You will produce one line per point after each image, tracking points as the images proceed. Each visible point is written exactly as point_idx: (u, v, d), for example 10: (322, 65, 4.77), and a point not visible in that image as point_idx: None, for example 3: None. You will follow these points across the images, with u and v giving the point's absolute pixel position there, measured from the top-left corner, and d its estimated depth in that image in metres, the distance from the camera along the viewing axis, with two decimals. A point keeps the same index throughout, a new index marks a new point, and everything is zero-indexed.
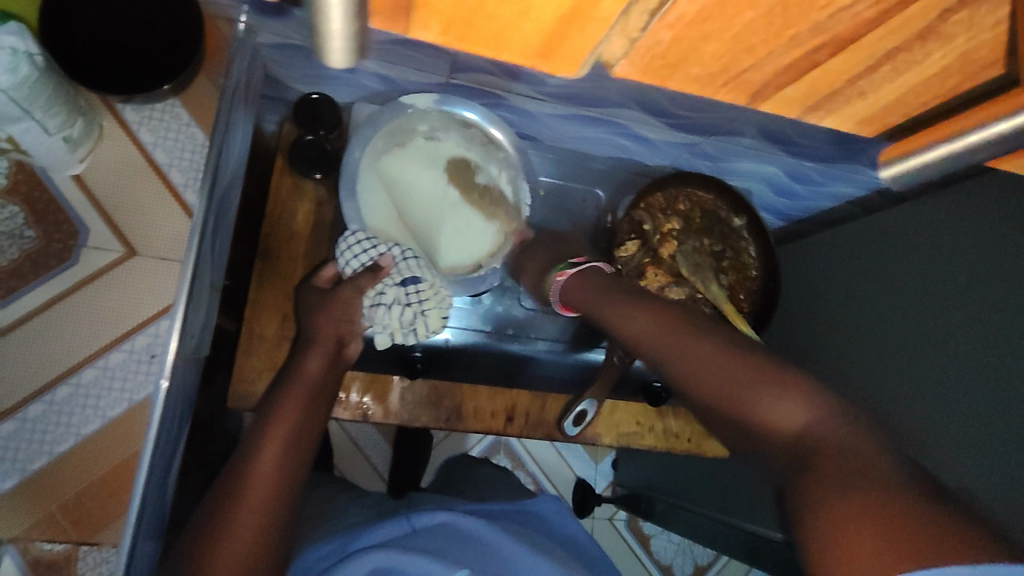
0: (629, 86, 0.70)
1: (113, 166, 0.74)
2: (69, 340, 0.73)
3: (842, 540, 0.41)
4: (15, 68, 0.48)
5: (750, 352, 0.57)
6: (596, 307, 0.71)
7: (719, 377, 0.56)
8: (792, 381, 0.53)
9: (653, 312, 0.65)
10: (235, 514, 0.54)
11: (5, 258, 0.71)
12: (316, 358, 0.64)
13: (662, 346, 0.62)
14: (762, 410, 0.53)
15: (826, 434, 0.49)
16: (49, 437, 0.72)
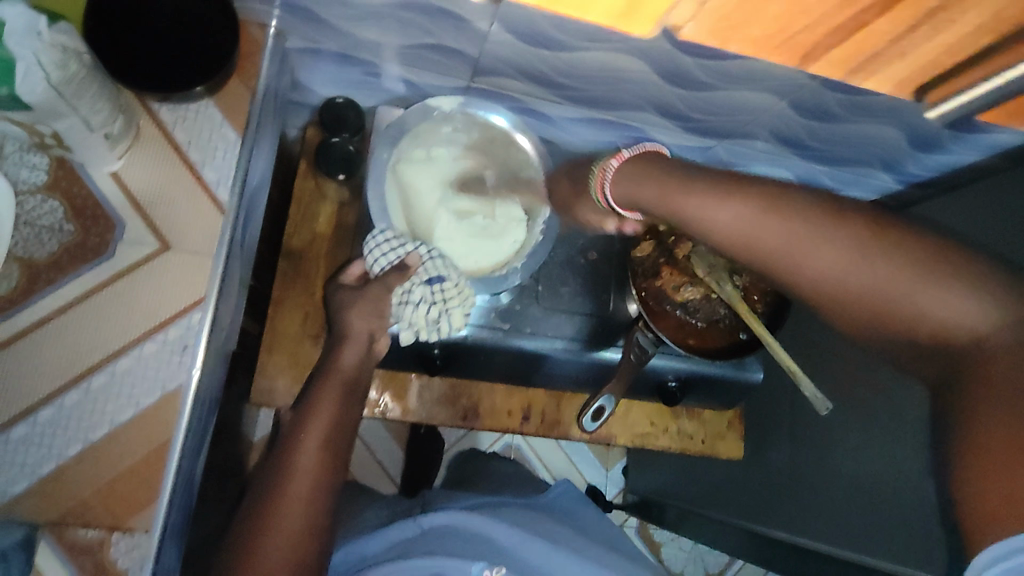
0: (648, 90, 0.73)
1: (146, 157, 0.65)
2: (81, 347, 0.61)
3: (1002, 491, 0.44)
4: (66, 65, 0.49)
5: (894, 242, 0.51)
6: (637, 173, 0.62)
7: (844, 269, 0.52)
8: (947, 273, 0.50)
9: (743, 199, 0.54)
10: (282, 502, 0.57)
11: (45, 251, 0.61)
12: (350, 352, 0.65)
13: (743, 226, 0.54)
14: (906, 305, 0.51)
15: (1010, 348, 0.47)
16: (43, 451, 0.60)
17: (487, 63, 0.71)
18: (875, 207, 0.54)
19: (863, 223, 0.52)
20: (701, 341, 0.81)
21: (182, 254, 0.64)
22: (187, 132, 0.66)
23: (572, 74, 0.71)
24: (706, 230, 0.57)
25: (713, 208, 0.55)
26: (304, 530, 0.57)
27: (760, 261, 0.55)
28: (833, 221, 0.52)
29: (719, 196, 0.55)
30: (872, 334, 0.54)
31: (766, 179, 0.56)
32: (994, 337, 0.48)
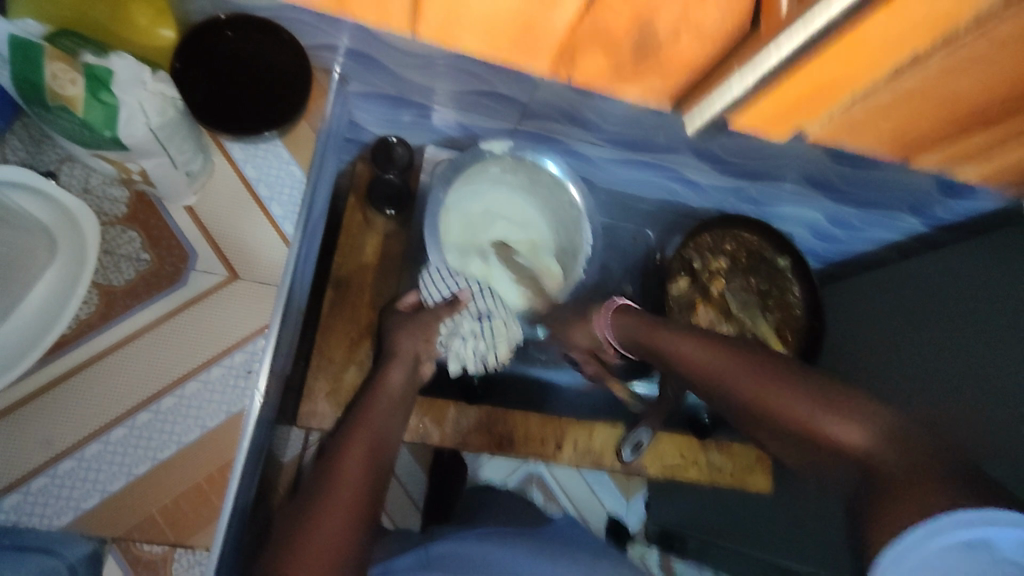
0: (687, 135, 0.77)
1: (218, 196, 0.66)
2: (149, 366, 0.62)
3: (885, 526, 0.46)
4: (165, 112, 0.53)
5: (811, 376, 0.59)
6: (650, 344, 0.72)
7: (777, 398, 0.59)
8: (849, 410, 0.55)
9: (715, 349, 0.65)
10: (326, 508, 0.60)
11: (123, 278, 0.63)
12: (397, 372, 0.69)
13: (727, 369, 0.63)
14: (821, 433, 0.55)
15: (893, 458, 0.51)
16: (112, 469, 0.59)
17: (535, 108, 0.75)
18: (793, 360, 0.63)
19: (820, 380, 0.58)
20: None
21: (256, 281, 0.66)
22: (259, 170, 0.68)
23: (613, 120, 0.75)
24: (692, 365, 0.66)
25: (695, 353, 0.66)
26: (344, 534, 0.59)
27: (717, 389, 0.64)
28: (783, 379, 0.59)
29: (698, 343, 0.67)
30: (789, 445, 0.59)
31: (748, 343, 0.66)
32: (879, 460, 0.51)
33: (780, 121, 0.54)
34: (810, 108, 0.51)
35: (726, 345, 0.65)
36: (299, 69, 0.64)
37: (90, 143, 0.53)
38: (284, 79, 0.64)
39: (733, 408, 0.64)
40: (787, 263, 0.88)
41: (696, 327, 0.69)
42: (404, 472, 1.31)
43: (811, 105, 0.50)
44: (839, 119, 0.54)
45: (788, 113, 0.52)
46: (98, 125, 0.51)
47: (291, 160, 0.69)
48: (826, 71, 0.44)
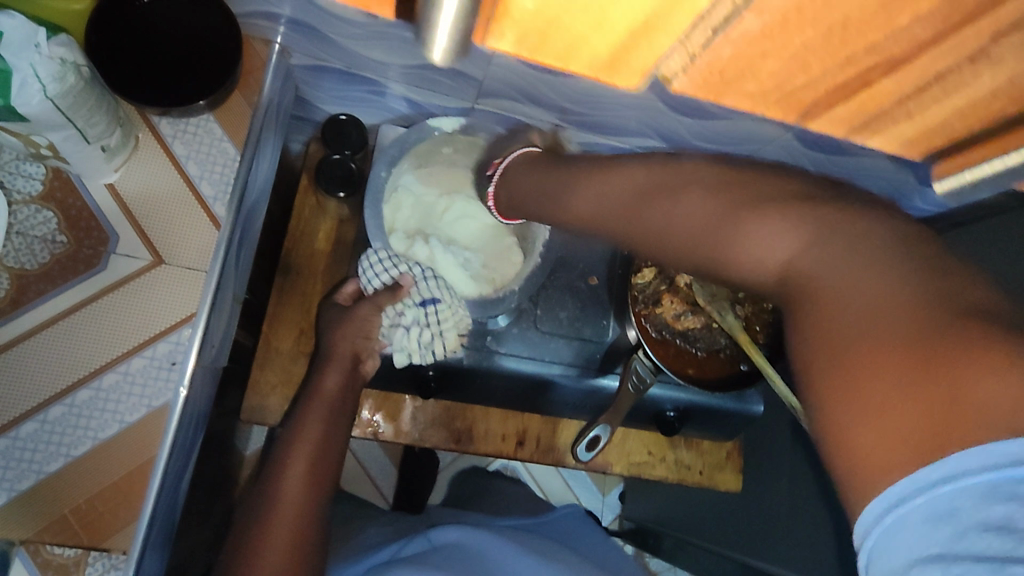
0: (652, 117, 0.73)
1: (142, 175, 0.63)
2: (62, 357, 0.58)
3: (863, 443, 0.30)
4: (64, 77, 0.49)
5: (701, 163, 0.44)
6: (556, 209, 0.55)
7: (686, 210, 0.42)
8: (769, 207, 0.38)
9: (625, 170, 0.49)
10: (267, 536, 0.57)
11: (37, 262, 0.59)
12: (333, 376, 0.66)
13: (639, 226, 0.46)
14: (727, 248, 0.39)
15: (810, 251, 0.35)
16: (22, 466, 0.55)
17: (490, 85, 0.71)
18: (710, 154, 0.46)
19: (710, 176, 0.42)
20: (700, 371, 0.80)
21: (183, 266, 0.62)
22: (187, 147, 0.64)
23: (577, 102, 0.71)
24: (608, 209, 0.49)
25: (597, 188, 0.50)
26: (291, 557, 0.57)
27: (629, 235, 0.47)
28: (680, 168, 0.44)
29: (597, 179, 0.51)
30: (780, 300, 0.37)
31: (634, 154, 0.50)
32: (803, 263, 0.35)
33: (622, 57, 0.42)
34: (643, 46, 0.41)
35: (605, 168, 0.51)
36: (227, 26, 0.59)
37: None
38: (213, 44, 0.60)
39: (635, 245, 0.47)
40: None
41: (593, 161, 0.54)
42: (373, 465, 1.28)
43: (650, 33, 0.39)
44: (703, 57, 0.44)
45: (618, 56, 0.42)
46: None
47: (224, 137, 0.65)
48: (576, 28, 0.38)
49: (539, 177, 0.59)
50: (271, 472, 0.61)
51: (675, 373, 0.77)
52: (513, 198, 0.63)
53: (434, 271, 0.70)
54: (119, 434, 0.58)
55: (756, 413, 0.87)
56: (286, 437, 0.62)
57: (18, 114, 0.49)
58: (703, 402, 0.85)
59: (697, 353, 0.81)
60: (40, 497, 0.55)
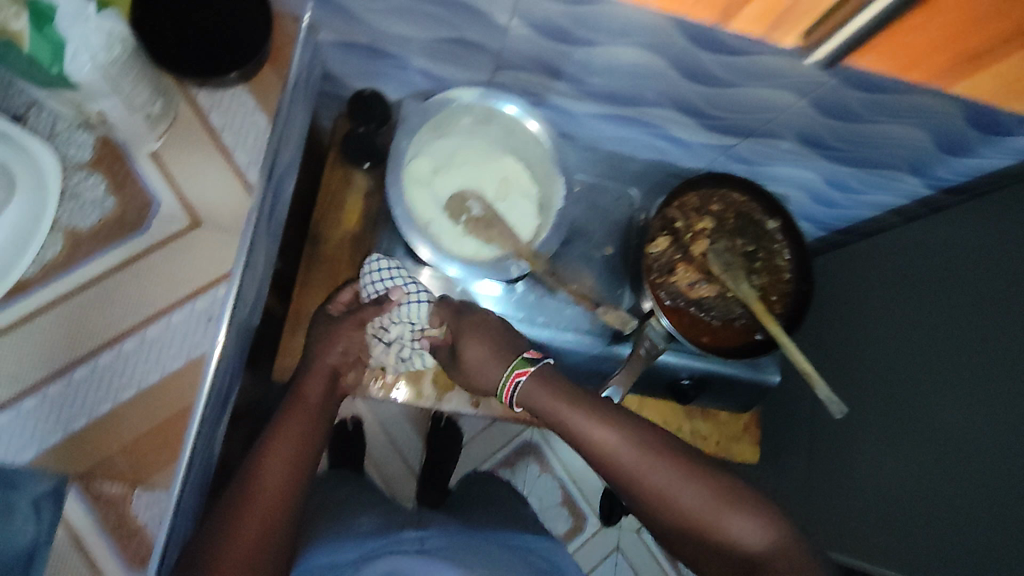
0: (665, 85, 0.74)
1: (180, 144, 0.67)
2: (111, 309, 0.64)
3: None
4: (111, 47, 0.53)
5: (713, 475, 0.61)
6: (531, 399, 0.66)
7: (680, 493, 0.60)
8: (754, 508, 0.60)
9: (620, 426, 0.62)
10: (241, 523, 0.59)
11: (88, 222, 0.64)
12: (314, 383, 0.71)
13: (631, 466, 0.61)
14: (720, 533, 0.60)
15: (783, 556, 0.58)
16: (79, 403, 0.63)
17: (508, 57, 0.74)
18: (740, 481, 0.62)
19: (724, 482, 0.61)
20: (715, 339, 0.81)
21: (217, 231, 0.67)
22: (223, 117, 0.68)
23: (593, 71, 0.73)
24: (599, 450, 0.62)
25: (596, 431, 0.62)
26: (259, 536, 0.59)
27: (611, 467, 0.62)
28: (707, 472, 0.61)
29: (593, 419, 0.62)
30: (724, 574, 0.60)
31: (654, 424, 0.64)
32: (776, 556, 0.58)
33: None
34: None
35: (615, 411, 0.63)
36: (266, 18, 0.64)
37: (43, 81, 0.54)
38: (250, 31, 0.64)
39: (611, 480, 0.63)
40: (776, 226, 0.84)
41: (595, 398, 0.64)
42: (399, 436, 1.32)
43: None
44: None
45: None
46: (46, 60, 0.51)
47: (256, 109, 0.70)
48: None
49: (485, 338, 0.71)
50: (249, 462, 0.63)
51: (690, 341, 0.78)
52: (523, 396, 0.67)
53: (440, 244, 0.72)
54: (161, 379, 0.64)
55: (773, 383, 0.87)
56: (272, 429, 0.66)
57: (71, 80, 0.54)
58: (717, 370, 0.85)
59: (712, 322, 0.82)
60: (98, 435, 0.63)
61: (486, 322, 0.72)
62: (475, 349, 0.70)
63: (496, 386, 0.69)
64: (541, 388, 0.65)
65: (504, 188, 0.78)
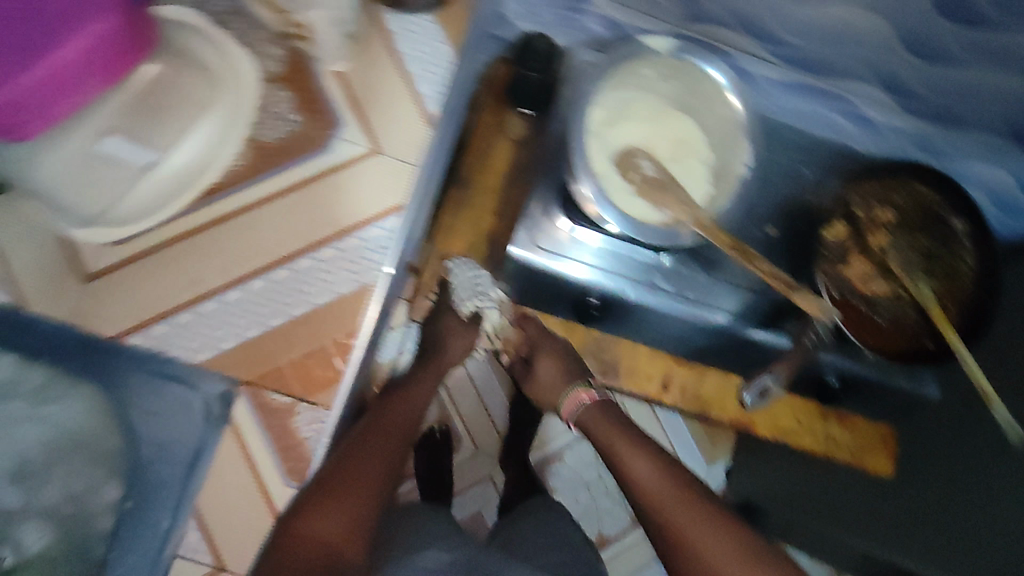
0: (874, 55, 0.68)
1: (366, 59, 0.65)
2: (291, 230, 0.63)
3: None
4: None
5: (748, 540, 0.61)
6: (590, 425, 0.74)
7: (714, 550, 0.60)
8: None
9: (657, 459, 0.67)
10: (335, 509, 0.56)
11: (276, 136, 0.63)
12: (456, 354, 0.82)
13: (667, 505, 0.64)
14: None
15: None
16: (247, 316, 0.61)
17: (706, 7, 0.69)
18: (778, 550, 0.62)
19: (758, 544, 0.61)
20: (878, 341, 0.75)
21: (395, 156, 0.65)
22: (410, 45, 0.66)
23: (797, 31, 0.68)
24: (641, 487, 0.66)
25: (642, 466, 0.67)
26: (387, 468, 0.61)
27: (652, 514, 0.64)
28: (737, 532, 0.61)
29: (641, 453, 0.68)
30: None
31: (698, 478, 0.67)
32: None
33: None
34: None
35: (660, 450, 0.69)
36: None
37: None
38: None
39: (648, 530, 0.65)
40: (963, 226, 0.75)
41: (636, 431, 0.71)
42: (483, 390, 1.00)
43: None
44: None
45: None
46: None
47: (443, 39, 0.67)
48: None
49: (554, 355, 0.80)
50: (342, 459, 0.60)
51: (856, 337, 0.73)
52: (583, 418, 0.75)
53: (602, 191, 0.68)
54: (332, 304, 0.63)
55: (932, 397, 0.81)
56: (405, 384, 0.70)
57: None
58: (871, 374, 0.80)
59: (880, 322, 0.76)
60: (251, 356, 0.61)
61: (553, 339, 0.81)
62: (545, 368, 0.79)
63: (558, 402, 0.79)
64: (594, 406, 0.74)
65: (679, 147, 0.73)
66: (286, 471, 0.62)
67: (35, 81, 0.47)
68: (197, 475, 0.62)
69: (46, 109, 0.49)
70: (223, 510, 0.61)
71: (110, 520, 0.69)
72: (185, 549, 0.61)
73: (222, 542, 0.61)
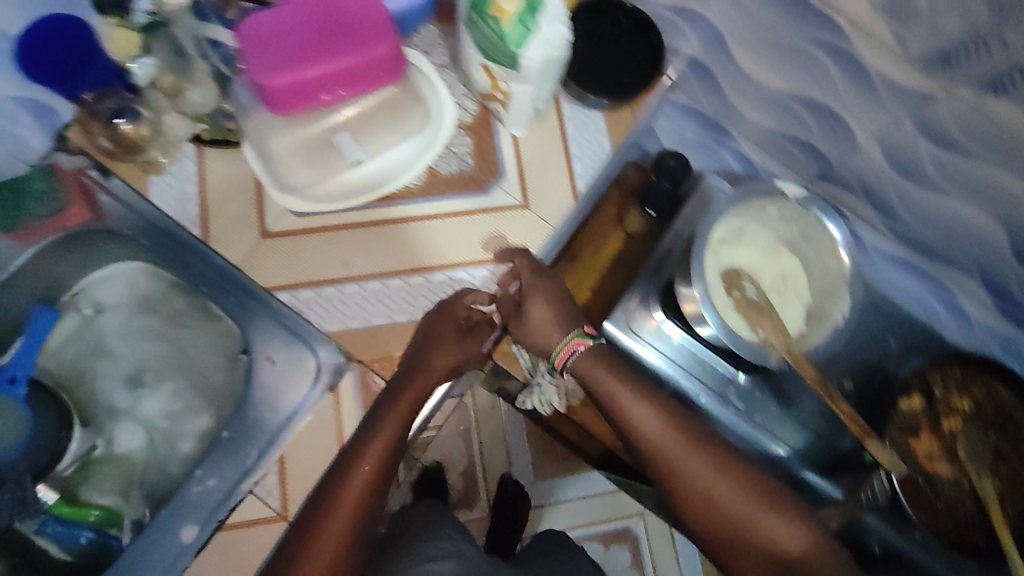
0: (980, 254, 0.74)
1: (537, 134, 0.77)
2: (438, 247, 0.73)
3: None
4: (559, 51, 0.63)
5: (751, 469, 0.62)
6: (579, 374, 0.64)
7: (720, 489, 0.60)
8: (789, 512, 0.59)
9: (659, 406, 0.63)
10: (326, 536, 0.58)
11: (447, 170, 0.75)
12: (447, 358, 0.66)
13: (668, 443, 0.62)
14: (760, 533, 0.59)
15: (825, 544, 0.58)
16: (379, 306, 0.71)
17: (837, 171, 0.78)
18: (773, 479, 0.63)
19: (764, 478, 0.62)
20: (930, 521, 0.76)
21: (540, 216, 0.76)
22: (578, 130, 0.78)
23: (916, 215, 0.76)
24: (640, 435, 0.63)
25: (644, 411, 0.63)
26: (364, 492, 0.60)
27: (653, 459, 0.62)
28: (744, 468, 0.62)
29: (642, 400, 0.63)
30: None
31: (704, 429, 0.64)
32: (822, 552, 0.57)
33: None
34: None
35: (657, 394, 0.65)
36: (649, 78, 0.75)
37: (493, 55, 0.65)
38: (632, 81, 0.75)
39: (637, 456, 0.63)
40: None
41: (634, 376, 0.64)
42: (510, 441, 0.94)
43: None
44: None
45: None
46: (511, 40, 0.62)
47: (604, 134, 0.78)
48: None
49: (546, 300, 0.64)
50: (337, 482, 0.60)
51: (910, 505, 0.76)
52: (577, 368, 0.63)
53: (707, 298, 0.74)
54: None
55: None
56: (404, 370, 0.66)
57: (516, 63, 0.64)
58: (918, 553, 0.80)
59: (935, 504, 0.77)
60: (371, 338, 0.70)
61: (552, 282, 0.66)
62: (539, 313, 0.64)
63: (549, 350, 0.64)
64: (589, 355, 0.63)
65: (784, 281, 0.79)
66: None
67: (309, 78, 0.58)
68: (290, 427, 0.69)
69: (310, 96, 0.61)
70: (303, 464, 0.68)
71: (191, 445, 0.76)
72: (259, 487, 0.68)
73: (293, 492, 0.68)
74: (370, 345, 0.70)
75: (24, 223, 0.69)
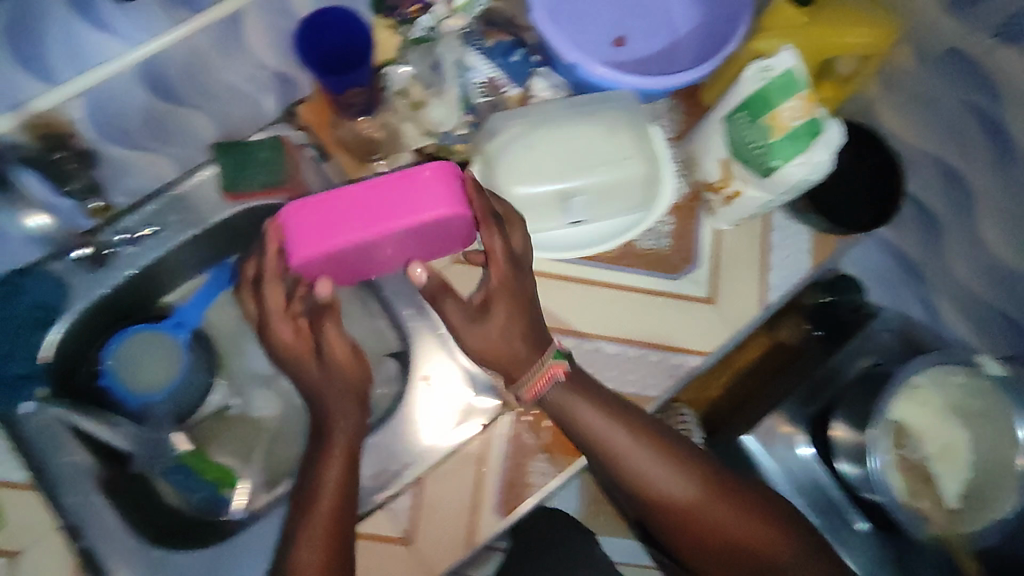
0: None
1: (741, 232, 0.75)
2: (616, 319, 0.71)
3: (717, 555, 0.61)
4: (818, 178, 0.61)
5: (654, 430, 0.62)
6: (556, 407, 0.61)
7: (645, 457, 0.60)
8: (685, 464, 0.61)
9: (590, 394, 0.61)
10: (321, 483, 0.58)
11: (643, 244, 0.73)
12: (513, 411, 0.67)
13: (600, 432, 0.60)
14: (669, 492, 0.60)
15: (727, 493, 0.61)
16: None
17: None
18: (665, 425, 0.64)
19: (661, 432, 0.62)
20: None
21: (723, 316, 0.72)
22: (781, 240, 0.75)
23: None
24: (579, 425, 0.61)
25: (587, 412, 0.60)
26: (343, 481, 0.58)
27: (594, 449, 0.61)
28: (649, 433, 0.61)
29: (586, 401, 0.61)
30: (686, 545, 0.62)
31: (625, 405, 0.63)
32: (722, 503, 0.60)
33: None
34: None
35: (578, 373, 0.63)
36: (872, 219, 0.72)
37: (745, 158, 0.64)
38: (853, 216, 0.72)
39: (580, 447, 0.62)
40: None
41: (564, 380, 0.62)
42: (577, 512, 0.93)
43: None
44: None
45: None
46: (778, 153, 0.60)
47: (807, 250, 0.75)
48: None
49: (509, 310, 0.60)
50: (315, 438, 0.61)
51: None
52: (546, 394, 0.61)
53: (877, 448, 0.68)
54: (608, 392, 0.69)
55: None
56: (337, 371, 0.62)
57: (768, 174, 0.62)
58: None
59: None
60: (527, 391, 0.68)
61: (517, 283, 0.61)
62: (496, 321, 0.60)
63: (517, 378, 0.61)
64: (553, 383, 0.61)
65: (950, 454, 0.74)
66: (501, 499, 0.67)
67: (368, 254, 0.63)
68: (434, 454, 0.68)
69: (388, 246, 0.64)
70: (439, 496, 0.67)
71: None
72: (392, 507, 0.66)
73: (422, 525, 0.66)
74: (525, 399, 0.68)
75: (245, 186, 0.69)
